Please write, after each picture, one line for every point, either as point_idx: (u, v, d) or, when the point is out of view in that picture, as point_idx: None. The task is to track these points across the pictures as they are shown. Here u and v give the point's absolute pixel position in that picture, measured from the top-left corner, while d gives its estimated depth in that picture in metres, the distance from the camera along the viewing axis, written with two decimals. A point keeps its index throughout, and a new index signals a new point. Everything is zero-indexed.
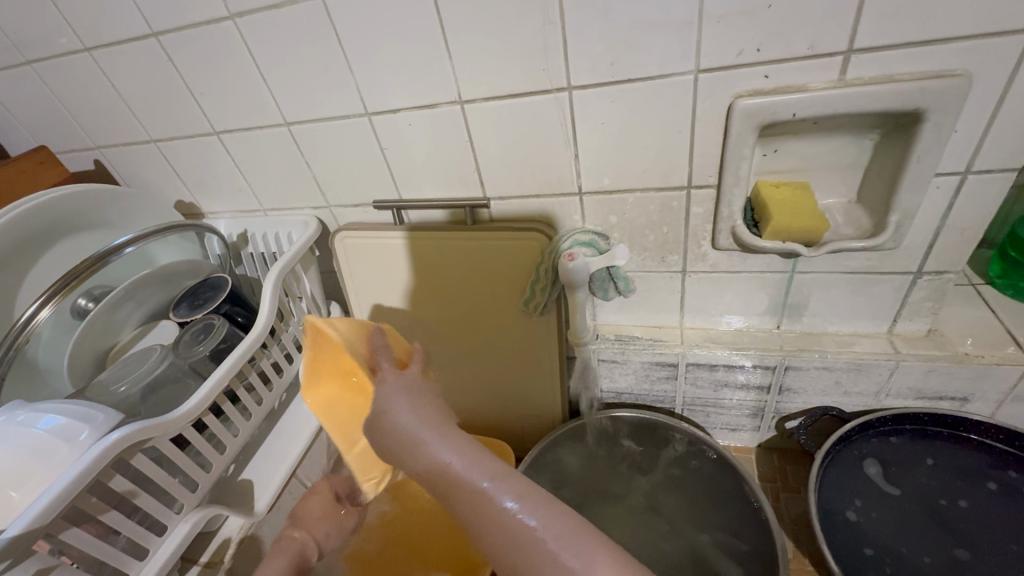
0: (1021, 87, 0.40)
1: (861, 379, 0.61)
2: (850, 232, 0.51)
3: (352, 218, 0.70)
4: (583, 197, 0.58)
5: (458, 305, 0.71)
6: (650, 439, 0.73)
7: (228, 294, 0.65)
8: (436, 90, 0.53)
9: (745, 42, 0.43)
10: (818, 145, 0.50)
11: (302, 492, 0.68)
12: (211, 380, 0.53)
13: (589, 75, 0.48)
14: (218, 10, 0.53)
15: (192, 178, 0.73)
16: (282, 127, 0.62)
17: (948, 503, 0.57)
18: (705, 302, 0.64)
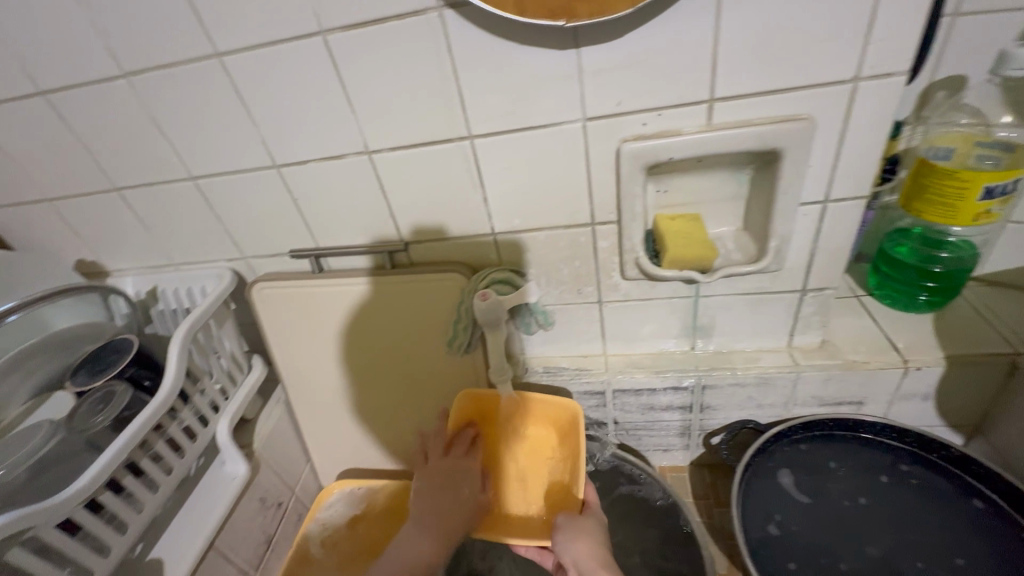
0: (856, 127, 0.46)
1: (770, 392, 0.65)
2: (739, 258, 0.56)
3: (269, 268, 0.69)
4: (496, 237, 0.59)
5: (386, 350, 0.70)
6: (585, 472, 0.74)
7: (132, 357, 0.61)
8: (343, 142, 0.54)
9: (622, 93, 0.47)
10: (702, 181, 0.54)
11: (224, 566, 0.63)
12: (108, 452, 0.49)
13: (487, 125, 0.50)
14: (110, 69, 0.52)
15: (94, 237, 0.69)
16: (188, 182, 0.60)
17: (851, 504, 0.61)
18: (624, 329, 0.67)
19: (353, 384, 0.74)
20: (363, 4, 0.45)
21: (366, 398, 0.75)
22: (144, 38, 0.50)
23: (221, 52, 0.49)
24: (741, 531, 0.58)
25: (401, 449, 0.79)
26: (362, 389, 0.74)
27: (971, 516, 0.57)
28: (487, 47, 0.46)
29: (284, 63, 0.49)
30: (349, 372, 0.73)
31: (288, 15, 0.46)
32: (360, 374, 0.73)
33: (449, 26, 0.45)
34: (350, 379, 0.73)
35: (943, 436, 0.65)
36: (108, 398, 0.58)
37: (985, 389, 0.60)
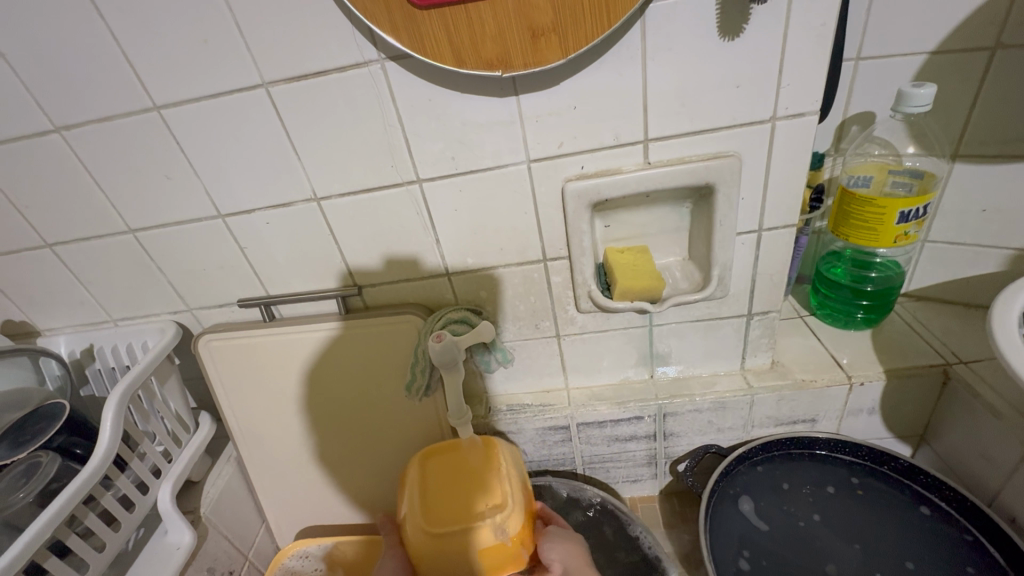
0: (778, 162, 0.50)
1: (728, 415, 0.67)
2: (686, 286, 0.58)
3: (216, 319, 0.66)
4: (451, 277, 0.60)
5: (343, 397, 0.68)
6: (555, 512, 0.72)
7: (63, 423, 0.57)
8: (289, 190, 0.54)
9: (562, 135, 0.49)
10: (645, 215, 0.56)
11: None
12: (29, 531, 0.45)
13: (434, 169, 0.51)
14: (41, 124, 0.51)
15: (23, 296, 0.65)
16: (127, 234, 0.58)
17: (805, 523, 0.62)
18: (584, 362, 0.67)
19: (310, 436, 0.71)
20: (304, 57, 0.46)
21: (324, 449, 0.71)
22: (78, 93, 0.49)
23: (159, 105, 0.49)
24: (711, 561, 0.58)
25: (363, 503, 0.75)
26: (319, 440, 0.71)
27: (922, 523, 0.59)
28: (429, 96, 0.47)
29: (226, 114, 0.49)
30: (305, 423, 0.70)
31: (229, 68, 0.46)
32: (317, 424, 0.70)
33: (391, 77, 0.46)
34: (306, 430, 0.70)
35: (892, 447, 0.67)
36: (33, 470, 0.54)
37: (924, 399, 0.63)
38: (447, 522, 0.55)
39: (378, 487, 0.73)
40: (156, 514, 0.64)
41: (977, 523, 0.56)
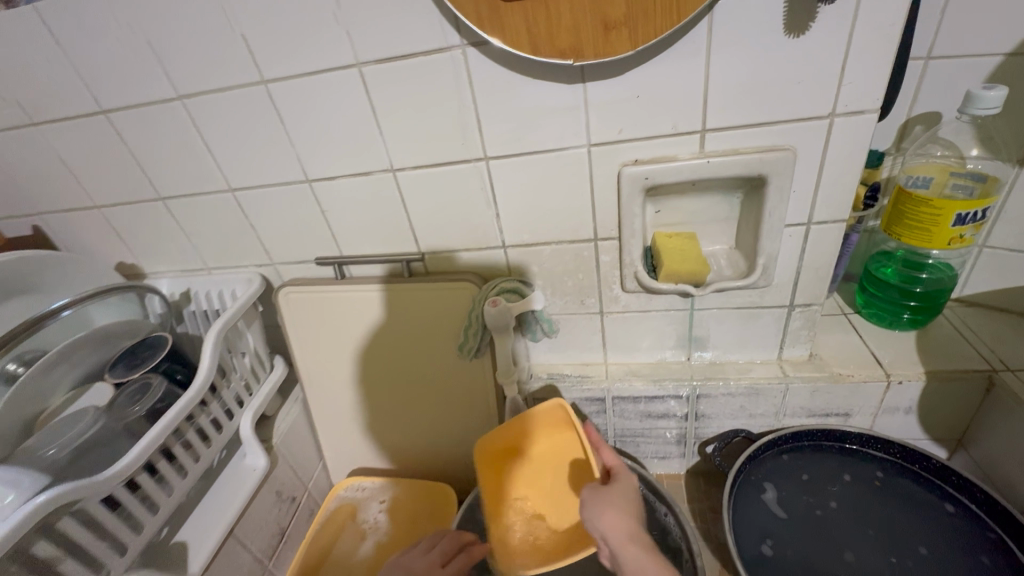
0: (833, 158, 0.52)
1: (761, 402, 0.69)
2: (730, 274, 0.60)
3: (295, 274, 0.74)
4: (507, 249, 0.65)
5: (399, 353, 0.75)
6: None
7: (165, 352, 0.66)
8: (369, 161, 0.60)
9: (623, 122, 0.53)
10: (696, 203, 0.59)
11: (242, 552, 0.67)
12: (147, 438, 0.54)
13: (501, 148, 0.56)
14: (166, 92, 0.59)
15: (135, 242, 0.75)
16: (228, 193, 0.66)
17: (821, 512, 0.64)
18: (624, 339, 0.71)
19: (367, 386, 0.78)
20: (394, 41, 0.51)
21: (378, 399, 0.79)
22: (200, 66, 0.56)
23: (267, 79, 0.56)
24: (732, 535, 0.61)
25: (409, 451, 0.82)
26: (374, 390, 0.78)
27: (948, 521, 0.60)
28: (504, 81, 0.51)
29: (321, 90, 0.55)
30: (363, 374, 0.77)
31: (329, 49, 0.52)
32: (374, 376, 0.77)
33: (470, 62, 0.51)
34: (364, 381, 0.78)
35: (926, 448, 0.68)
36: (146, 388, 0.63)
37: (964, 404, 0.64)
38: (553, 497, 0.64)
39: (423, 437, 0.80)
40: (236, 440, 0.74)
41: (1004, 524, 0.57)
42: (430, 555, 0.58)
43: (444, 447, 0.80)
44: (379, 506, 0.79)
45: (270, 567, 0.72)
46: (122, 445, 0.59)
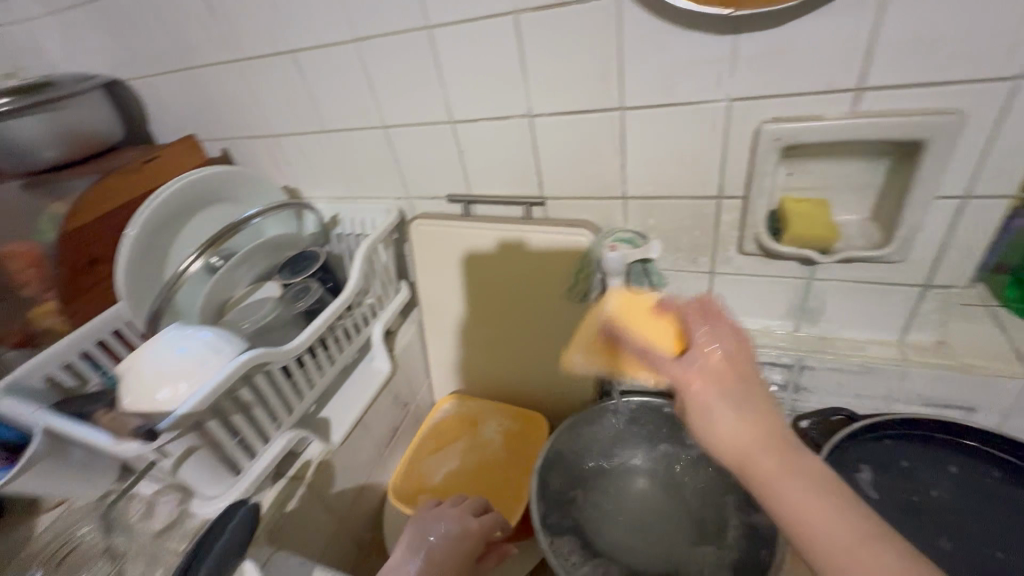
0: (1010, 126, 0.48)
1: (872, 382, 0.67)
2: (861, 244, 0.59)
3: (427, 209, 0.83)
4: (627, 200, 0.67)
5: (510, 290, 0.81)
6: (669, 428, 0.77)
7: (320, 263, 0.79)
8: (510, 105, 0.65)
9: (771, 77, 0.52)
10: (835, 167, 0.57)
11: (366, 437, 0.79)
12: (311, 327, 0.66)
13: (639, 99, 0.58)
14: (343, 34, 0.67)
15: (299, 169, 0.88)
16: (381, 129, 0.75)
17: (919, 499, 0.62)
18: (731, 302, 0.72)
19: (476, 317, 0.87)
20: None
21: (484, 330, 0.87)
22: (374, 10, 0.63)
23: (431, 24, 0.62)
24: None
25: (505, 381, 0.90)
26: (482, 321, 0.87)
27: None
28: (654, 30, 0.53)
29: (478, 35, 0.60)
30: (474, 305, 0.86)
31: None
32: (483, 308, 0.85)
33: (623, 11, 0.53)
34: (474, 312, 0.86)
35: None
36: (306, 290, 0.75)
37: None
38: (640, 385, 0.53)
39: (520, 371, 0.88)
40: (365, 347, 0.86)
41: None
42: (460, 508, 0.65)
43: (538, 382, 0.87)
44: (497, 429, 0.88)
45: (384, 456, 0.84)
46: (290, 332, 0.73)
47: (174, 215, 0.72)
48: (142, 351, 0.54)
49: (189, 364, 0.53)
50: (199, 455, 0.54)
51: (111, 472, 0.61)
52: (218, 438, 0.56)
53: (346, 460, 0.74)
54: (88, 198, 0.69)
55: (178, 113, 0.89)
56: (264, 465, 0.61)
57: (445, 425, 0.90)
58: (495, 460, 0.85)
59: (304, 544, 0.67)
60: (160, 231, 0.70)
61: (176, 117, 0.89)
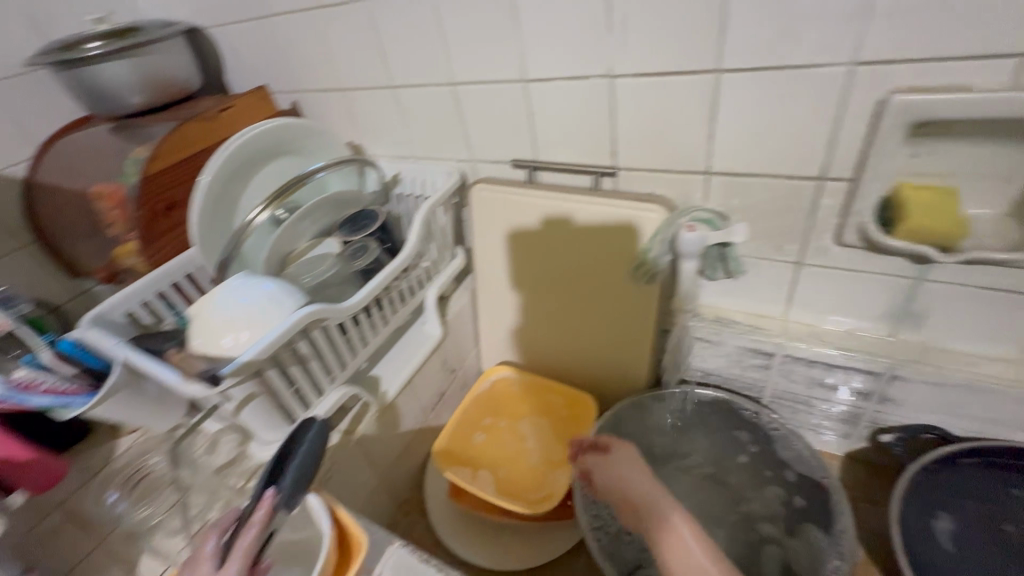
0: None
1: (977, 403, 0.59)
2: (995, 244, 0.50)
3: (489, 173, 0.80)
4: (710, 177, 0.61)
5: (569, 263, 0.77)
6: (726, 419, 0.75)
7: (379, 223, 0.77)
8: (589, 63, 0.59)
9: (909, 39, 0.44)
10: (976, 150, 0.48)
11: (413, 400, 0.79)
12: (369, 286, 0.66)
13: (740, 60, 0.51)
14: None
15: (364, 125, 0.87)
16: (449, 87, 0.72)
17: (1010, 528, 0.56)
18: (816, 298, 0.64)
19: (531, 290, 0.84)
20: None
21: (540, 306, 0.84)
22: None
23: None
24: (896, 529, 0.56)
25: (556, 358, 0.88)
26: (537, 295, 0.84)
27: None
28: None
29: None
30: (530, 277, 0.83)
31: None
32: (539, 282, 0.82)
33: None
34: (530, 285, 0.84)
35: None
36: (363, 249, 0.75)
37: None
38: (571, 420, 0.84)
39: (571, 348, 0.85)
40: (418, 311, 0.86)
41: None
42: None
43: (590, 361, 0.84)
44: (544, 424, 0.85)
45: (430, 418, 0.85)
46: (346, 290, 0.73)
47: (245, 166, 0.73)
48: (208, 297, 0.56)
49: (254, 313, 0.54)
50: (259, 403, 0.55)
51: (183, 407, 0.65)
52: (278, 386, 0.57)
53: (394, 421, 0.76)
54: (165, 146, 0.70)
55: (252, 63, 0.89)
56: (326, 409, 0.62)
57: (506, 397, 0.89)
58: (521, 450, 0.82)
59: (351, 496, 0.70)
60: (231, 182, 0.72)
61: (249, 67, 0.90)
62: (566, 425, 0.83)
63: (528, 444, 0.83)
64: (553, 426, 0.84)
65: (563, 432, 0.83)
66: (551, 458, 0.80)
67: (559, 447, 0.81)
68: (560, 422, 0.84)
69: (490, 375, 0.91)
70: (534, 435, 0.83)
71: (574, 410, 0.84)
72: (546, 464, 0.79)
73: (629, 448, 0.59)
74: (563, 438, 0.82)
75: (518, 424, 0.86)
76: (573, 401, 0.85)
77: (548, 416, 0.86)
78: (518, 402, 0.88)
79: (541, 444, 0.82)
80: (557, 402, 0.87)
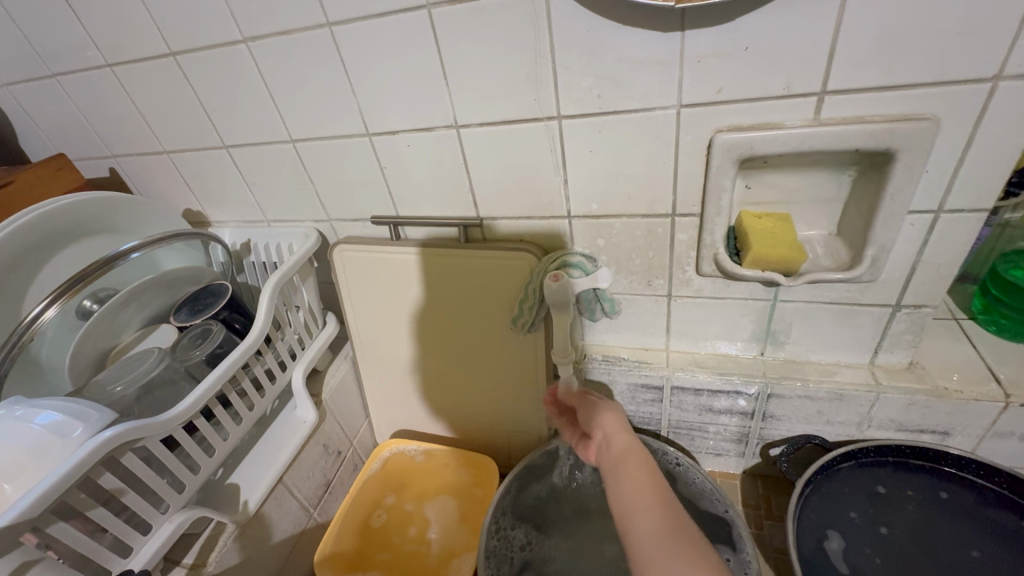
0: (979, 146, 0.43)
1: (843, 410, 0.62)
2: (829, 264, 0.52)
3: (350, 231, 0.73)
4: (572, 220, 0.60)
5: (450, 318, 0.72)
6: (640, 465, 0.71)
7: (226, 300, 0.68)
8: (432, 114, 0.56)
9: (723, 81, 0.46)
10: (799, 179, 0.51)
11: (288, 500, 0.68)
12: (204, 384, 0.55)
13: (578, 106, 0.51)
14: (232, 33, 0.57)
15: (200, 189, 0.76)
16: (288, 144, 0.65)
17: (886, 530, 0.58)
18: (691, 327, 0.65)
19: (415, 350, 0.77)
20: None
21: (429, 364, 0.78)
22: (265, 4, 0.53)
23: (332, 22, 0.52)
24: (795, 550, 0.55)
25: (454, 417, 0.81)
26: (422, 355, 0.77)
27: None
28: (588, 27, 0.46)
29: (388, 32, 0.51)
30: (412, 336, 0.76)
31: None
32: (422, 340, 0.76)
33: (551, 4, 0.45)
34: (413, 345, 0.77)
35: None
36: (206, 334, 0.64)
37: None
38: (479, 495, 0.77)
39: (469, 406, 0.79)
40: (288, 392, 0.75)
41: None
42: None
43: (490, 417, 0.79)
44: (449, 501, 0.77)
45: (315, 516, 0.74)
46: (182, 388, 0.61)
47: (29, 251, 0.59)
48: None
49: (28, 455, 0.42)
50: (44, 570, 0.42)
51: None
52: (84, 531, 0.46)
53: (262, 532, 0.64)
54: None
55: (49, 127, 0.75)
56: (157, 547, 0.50)
57: (401, 467, 0.81)
58: (421, 536, 0.74)
59: None
60: (11, 272, 0.58)
61: (46, 131, 0.76)
62: (473, 502, 0.77)
63: (430, 528, 0.75)
64: (460, 504, 0.77)
65: (469, 510, 0.76)
66: (454, 542, 0.73)
67: (464, 528, 0.74)
68: (467, 498, 0.77)
69: (382, 447, 0.83)
70: (437, 517, 0.76)
71: (482, 482, 0.78)
72: (447, 551, 0.72)
73: (615, 403, 0.57)
74: (470, 517, 0.75)
75: (420, 503, 0.78)
76: (481, 470, 0.79)
77: (453, 490, 0.79)
78: (421, 477, 0.81)
79: (444, 525, 0.75)
80: (464, 473, 0.80)
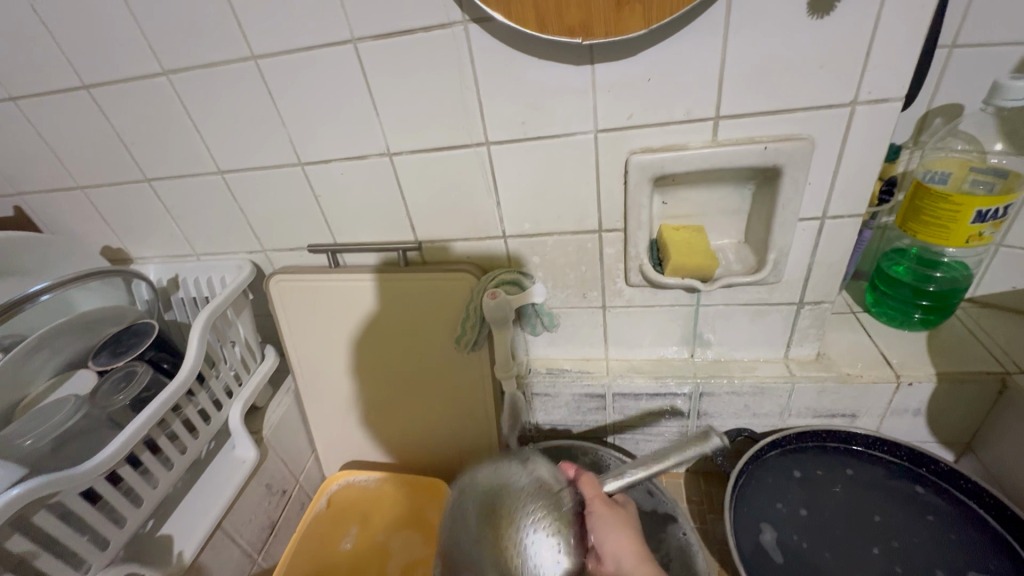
0: (850, 160, 0.50)
1: (766, 402, 0.67)
2: (739, 269, 0.58)
3: (287, 261, 0.72)
4: (507, 239, 0.62)
5: (395, 342, 0.72)
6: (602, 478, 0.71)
7: (152, 339, 0.64)
8: (365, 143, 0.57)
9: (633, 107, 0.50)
10: (707, 194, 0.56)
11: (228, 547, 0.64)
12: (128, 430, 0.51)
13: (503, 133, 0.54)
14: (151, 66, 0.56)
15: (121, 225, 0.72)
16: (217, 175, 0.64)
17: (806, 512, 0.63)
18: (626, 335, 0.69)
19: (361, 377, 0.76)
20: (392, 14, 0.48)
21: (375, 391, 0.77)
22: (188, 38, 0.53)
23: (257, 55, 0.53)
24: (735, 548, 0.58)
25: (404, 443, 0.81)
26: (367, 382, 0.76)
27: (930, 531, 0.59)
28: (507, 60, 0.49)
29: (316, 65, 0.52)
30: (357, 363, 0.75)
31: (323, 23, 0.49)
32: (367, 367, 0.75)
33: (472, 39, 0.48)
34: (358, 372, 0.76)
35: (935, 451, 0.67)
36: (130, 376, 0.61)
37: (977, 406, 0.62)
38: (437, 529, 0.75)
39: (418, 430, 0.79)
40: (225, 432, 0.72)
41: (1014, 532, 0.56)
42: None
43: (441, 439, 0.79)
44: (405, 536, 0.75)
45: (259, 562, 0.70)
46: (103, 435, 0.58)
47: None
48: None
49: None
50: None
51: None
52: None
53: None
54: None
55: None
56: None
57: (351, 499, 0.79)
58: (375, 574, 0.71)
59: None
60: None
61: None
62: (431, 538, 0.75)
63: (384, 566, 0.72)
64: (417, 539, 0.75)
65: (426, 548, 0.74)
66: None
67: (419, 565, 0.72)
68: (426, 533, 0.75)
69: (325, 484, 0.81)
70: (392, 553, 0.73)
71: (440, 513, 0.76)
72: None
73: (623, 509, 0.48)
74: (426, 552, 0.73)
75: (374, 538, 0.75)
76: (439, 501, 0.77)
77: (409, 522, 0.76)
78: (376, 510, 0.78)
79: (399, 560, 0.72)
80: (421, 503, 0.78)
